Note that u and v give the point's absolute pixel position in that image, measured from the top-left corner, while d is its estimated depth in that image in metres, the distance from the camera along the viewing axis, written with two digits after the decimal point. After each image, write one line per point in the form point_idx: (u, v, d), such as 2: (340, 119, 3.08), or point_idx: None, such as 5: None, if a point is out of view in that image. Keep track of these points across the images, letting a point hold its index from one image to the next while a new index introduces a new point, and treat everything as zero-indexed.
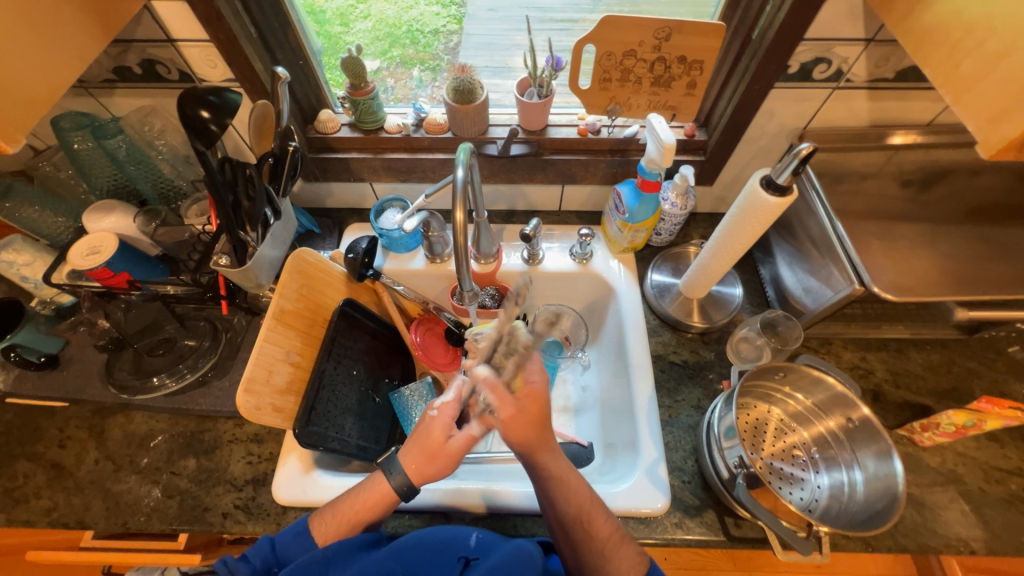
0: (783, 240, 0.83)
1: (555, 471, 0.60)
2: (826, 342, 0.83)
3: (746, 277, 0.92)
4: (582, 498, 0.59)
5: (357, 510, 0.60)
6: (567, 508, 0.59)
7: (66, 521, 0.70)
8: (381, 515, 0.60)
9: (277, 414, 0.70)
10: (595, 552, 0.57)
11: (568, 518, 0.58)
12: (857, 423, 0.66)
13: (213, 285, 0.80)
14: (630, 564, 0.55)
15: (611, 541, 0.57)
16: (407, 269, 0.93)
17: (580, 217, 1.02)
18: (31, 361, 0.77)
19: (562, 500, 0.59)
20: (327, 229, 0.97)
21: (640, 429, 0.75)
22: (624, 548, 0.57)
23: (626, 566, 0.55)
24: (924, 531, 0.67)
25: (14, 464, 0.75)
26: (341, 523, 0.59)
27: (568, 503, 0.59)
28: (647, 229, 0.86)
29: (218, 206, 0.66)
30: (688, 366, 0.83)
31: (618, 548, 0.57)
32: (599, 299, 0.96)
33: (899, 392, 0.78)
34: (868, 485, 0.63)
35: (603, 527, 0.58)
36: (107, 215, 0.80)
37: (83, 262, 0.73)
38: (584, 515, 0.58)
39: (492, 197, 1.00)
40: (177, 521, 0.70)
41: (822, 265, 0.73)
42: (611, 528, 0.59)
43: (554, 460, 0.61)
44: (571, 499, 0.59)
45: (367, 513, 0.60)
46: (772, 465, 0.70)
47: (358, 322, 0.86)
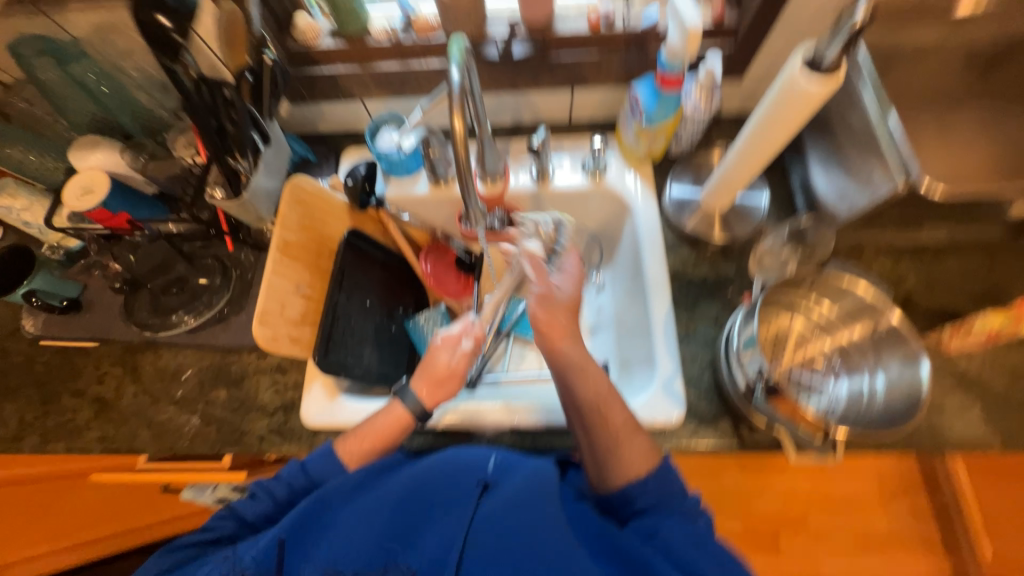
0: (818, 139, 0.75)
1: (575, 358, 0.62)
2: (857, 251, 0.79)
3: (774, 184, 0.85)
4: (600, 388, 0.60)
5: (378, 433, 0.61)
6: (585, 395, 0.60)
7: (118, 447, 0.76)
8: (401, 437, 0.62)
9: (295, 344, 0.71)
10: (609, 436, 0.58)
11: (585, 403, 0.60)
12: (884, 331, 0.66)
13: (215, 221, 0.80)
14: (640, 455, 0.57)
15: (624, 429, 0.58)
16: (411, 195, 0.88)
17: (593, 128, 0.94)
18: (54, 306, 0.79)
19: (580, 387, 0.60)
20: (323, 156, 0.92)
21: (656, 345, 0.74)
22: (636, 437, 0.58)
23: (637, 455, 0.57)
24: (939, 432, 0.68)
25: (60, 400, 0.79)
26: (366, 447, 0.61)
27: (586, 390, 0.60)
28: (666, 135, 0.79)
29: (203, 132, 0.65)
30: (707, 281, 0.80)
31: (631, 437, 0.58)
32: (614, 216, 0.91)
33: (930, 299, 0.75)
34: (889, 391, 0.62)
35: (618, 416, 0.59)
36: (94, 151, 0.76)
37: (78, 204, 0.71)
38: (600, 404, 0.59)
39: (495, 110, 0.91)
40: (218, 444, 0.75)
41: (862, 163, 0.66)
42: (627, 417, 0.59)
43: (576, 349, 0.62)
44: (589, 388, 0.60)
45: (388, 435, 0.62)
46: (791, 374, 0.70)
47: (365, 253, 0.84)
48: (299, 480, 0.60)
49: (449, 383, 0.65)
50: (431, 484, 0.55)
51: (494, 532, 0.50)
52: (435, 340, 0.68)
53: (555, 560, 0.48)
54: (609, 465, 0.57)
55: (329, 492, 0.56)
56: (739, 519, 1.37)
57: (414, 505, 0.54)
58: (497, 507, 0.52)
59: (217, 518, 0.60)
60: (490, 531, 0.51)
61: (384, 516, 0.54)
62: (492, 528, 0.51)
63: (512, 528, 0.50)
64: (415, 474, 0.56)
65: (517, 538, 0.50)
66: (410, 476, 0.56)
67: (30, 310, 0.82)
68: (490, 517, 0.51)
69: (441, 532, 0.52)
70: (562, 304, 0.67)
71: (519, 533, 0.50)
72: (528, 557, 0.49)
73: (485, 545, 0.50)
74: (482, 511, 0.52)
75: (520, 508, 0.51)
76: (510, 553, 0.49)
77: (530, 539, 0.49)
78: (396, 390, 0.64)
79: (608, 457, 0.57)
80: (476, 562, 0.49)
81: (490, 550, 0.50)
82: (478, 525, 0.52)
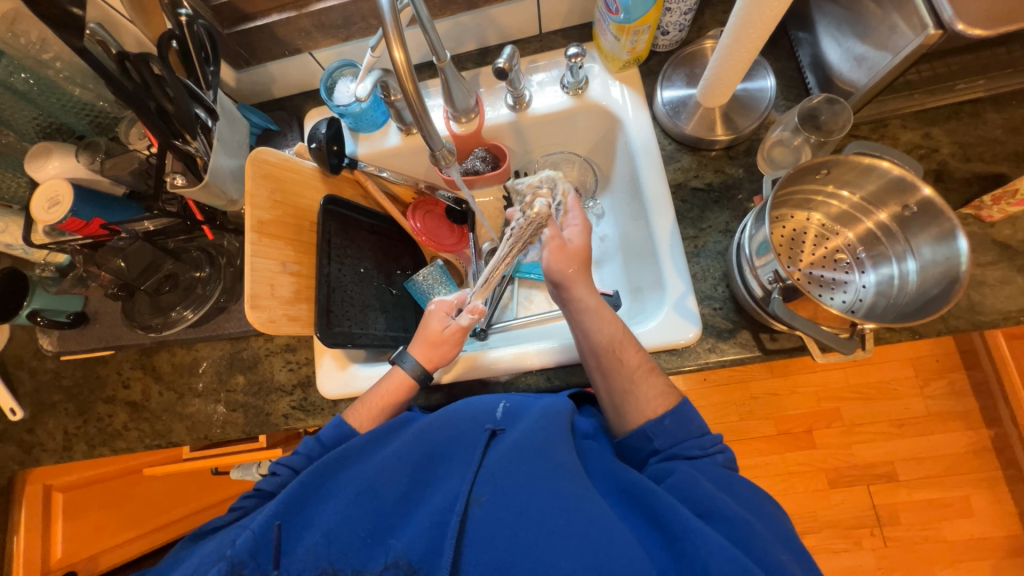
0: (828, 0, 0.64)
1: (590, 303, 0.62)
2: (880, 125, 0.70)
3: (780, 66, 0.75)
4: (614, 329, 0.60)
5: (386, 397, 0.64)
6: (600, 337, 0.60)
7: (159, 442, 0.80)
8: (407, 398, 0.64)
9: (294, 322, 0.70)
10: (624, 379, 0.58)
11: (602, 346, 0.60)
12: (915, 210, 0.57)
13: (187, 211, 0.75)
14: (657, 393, 0.57)
15: (640, 369, 0.58)
16: (384, 149, 0.83)
17: (567, 37, 0.83)
18: (62, 322, 0.79)
19: (595, 330, 0.60)
20: (285, 123, 0.86)
21: (663, 264, 0.70)
22: (651, 377, 0.58)
23: (652, 394, 0.56)
24: (980, 309, 0.63)
25: (95, 408, 0.82)
26: (376, 411, 0.63)
27: (602, 332, 0.60)
28: (649, 28, 0.68)
29: (143, 118, 0.59)
30: (713, 189, 0.73)
31: (646, 377, 0.58)
32: (604, 134, 0.83)
33: (968, 166, 0.67)
34: (922, 273, 0.57)
35: (633, 357, 0.59)
36: (48, 160, 0.72)
37: (47, 217, 0.68)
38: (615, 345, 0.60)
39: (457, 36, 0.82)
40: (249, 426, 0.78)
41: (880, 20, 0.56)
42: (641, 359, 0.59)
43: (588, 295, 0.62)
44: (605, 329, 0.60)
45: (395, 398, 0.64)
46: (812, 274, 0.65)
47: (349, 219, 0.81)
48: (316, 450, 0.60)
49: (440, 351, 0.67)
50: (436, 440, 0.55)
51: (502, 478, 0.50)
52: (431, 308, 0.71)
53: (565, 498, 0.47)
54: (627, 407, 0.57)
55: (331, 459, 0.54)
56: (772, 423, 1.38)
57: (419, 464, 0.53)
58: (504, 454, 0.52)
59: (241, 499, 0.59)
60: (498, 479, 0.50)
61: (389, 477, 0.52)
62: (498, 477, 0.50)
63: (519, 476, 0.50)
64: (418, 431, 0.55)
65: (524, 484, 0.49)
66: (413, 434, 0.55)
67: (41, 330, 0.82)
68: (498, 464, 0.51)
69: (448, 489, 0.51)
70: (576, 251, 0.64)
71: (526, 479, 0.49)
72: (537, 500, 0.48)
73: (493, 496, 0.49)
74: (489, 460, 0.52)
75: (526, 454, 0.51)
76: (519, 497, 0.48)
77: (538, 482, 0.49)
78: (395, 358, 0.67)
79: (625, 401, 0.58)
80: (484, 514, 0.48)
81: (498, 499, 0.49)
82: (485, 477, 0.51)
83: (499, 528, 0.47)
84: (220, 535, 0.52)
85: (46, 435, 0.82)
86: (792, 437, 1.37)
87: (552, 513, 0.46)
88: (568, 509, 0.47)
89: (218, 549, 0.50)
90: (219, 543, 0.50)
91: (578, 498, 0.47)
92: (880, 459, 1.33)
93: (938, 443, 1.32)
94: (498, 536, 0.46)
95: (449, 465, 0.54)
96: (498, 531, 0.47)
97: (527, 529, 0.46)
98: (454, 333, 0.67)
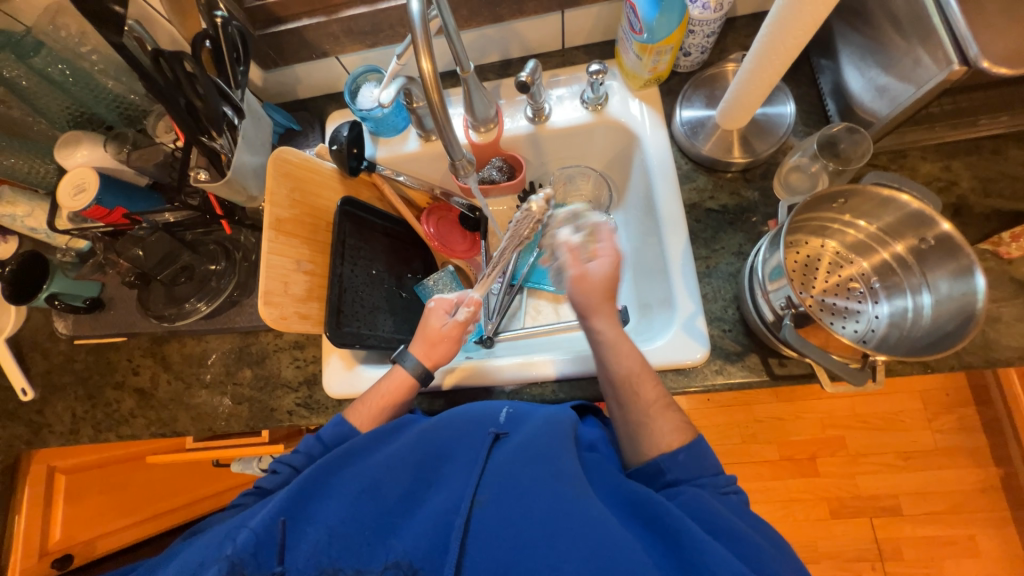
0: (852, 30, 0.64)
1: (609, 335, 0.61)
2: (900, 156, 0.70)
3: (800, 92, 0.75)
4: (631, 362, 0.60)
5: (386, 396, 0.64)
6: (617, 370, 0.60)
7: (163, 431, 0.81)
8: (407, 399, 0.65)
9: (304, 320, 0.71)
10: (640, 412, 0.58)
11: (618, 377, 0.60)
12: (933, 243, 0.57)
13: (207, 206, 0.75)
14: (673, 427, 0.56)
15: (656, 404, 0.57)
16: (402, 154, 0.84)
17: (589, 53, 0.84)
18: (78, 306, 0.81)
19: (613, 361, 0.60)
20: (307, 123, 0.87)
21: (674, 283, 0.70)
22: (667, 412, 0.57)
23: (669, 428, 0.56)
24: (995, 347, 0.62)
25: (104, 393, 0.83)
26: (377, 409, 0.63)
27: (619, 364, 0.60)
28: (672, 49, 0.69)
29: (173, 113, 0.60)
30: (728, 211, 0.73)
31: (663, 412, 0.57)
32: (621, 149, 0.84)
33: (987, 202, 0.66)
34: (937, 308, 0.56)
35: (650, 391, 0.58)
36: (78, 148, 0.74)
37: (73, 204, 0.70)
38: (632, 378, 0.59)
39: (480, 47, 0.83)
40: (252, 420, 0.78)
41: (904, 53, 0.56)
42: (658, 393, 0.58)
43: (608, 327, 0.61)
44: (622, 360, 0.60)
45: (396, 397, 0.64)
46: (824, 301, 0.65)
47: (364, 220, 0.82)
48: (317, 449, 0.60)
49: (441, 349, 0.67)
50: (440, 441, 0.55)
51: (506, 481, 0.50)
52: (431, 305, 0.70)
53: (569, 503, 0.47)
54: (641, 437, 0.57)
55: (336, 456, 0.55)
56: (775, 448, 1.36)
57: (423, 464, 0.54)
58: (508, 457, 0.52)
59: (243, 495, 0.60)
60: (502, 482, 0.50)
61: (393, 476, 0.52)
62: (502, 481, 0.50)
63: (523, 479, 0.50)
64: (423, 431, 0.56)
65: (528, 487, 0.49)
66: (418, 434, 0.56)
67: (57, 314, 0.84)
68: (503, 468, 0.51)
69: (451, 490, 0.51)
70: (598, 284, 0.61)
71: (530, 483, 0.49)
72: (541, 503, 0.47)
73: (496, 499, 0.49)
74: (494, 462, 0.52)
75: (530, 459, 0.51)
76: (523, 501, 0.48)
77: (542, 487, 0.49)
78: (396, 356, 0.67)
79: (640, 431, 0.57)
80: (488, 516, 0.48)
81: (502, 501, 0.48)
82: (489, 479, 0.51)
83: (503, 531, 0.46)
84: (222, 528, 0.52)
85: (54, 417, 0.84)
86: (795, 463, 1.35)
87: (556, 518, 0.46)
88: (572, 514, 0.46)
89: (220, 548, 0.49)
90: (221, 537, 0.50)
91: (582, 504, 0.47)
92: (884, 492, 1.30)
93: (945, 480, 1.29)
94: (504, 537, 0.46)
95: (452, 466, 0.54)
96: (501, 534, 0.46)
97: (530, 532, 0.46)
98: (455, 330, 0.68)
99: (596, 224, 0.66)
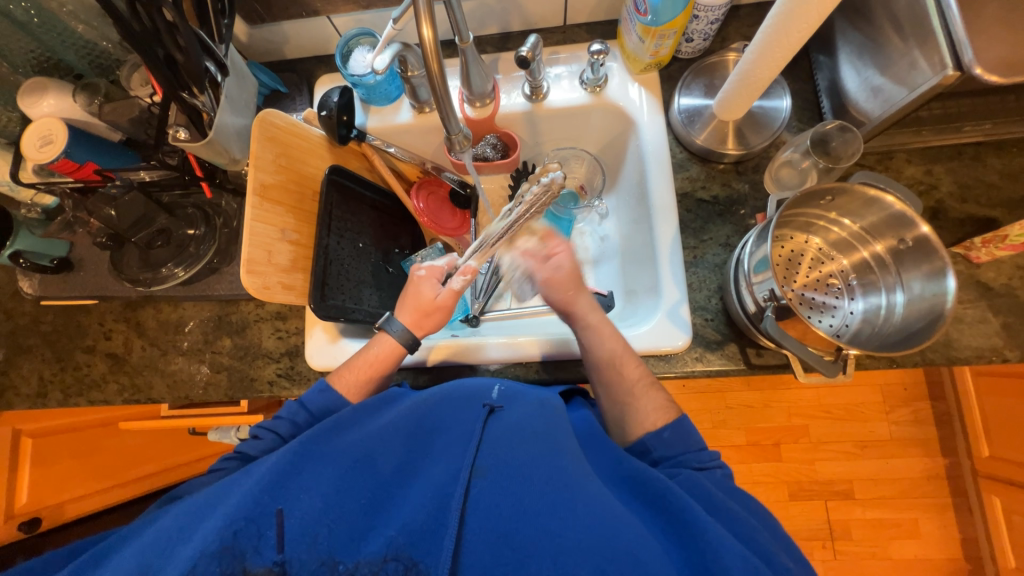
0: (852, 28, 0.64)
1: (593, 320, 0.65)
2: (886, 158, 0.71)
3: (797, 87, 0.76)
4: (615, 345, 0.63)
5: (375, 363, 0.64)
6: (601, 352, 0.63)
7: (137, 397, 0.79)
8: (393, 365, 0.65)
9: (289, 291, 0.69)
10: (624, 393, 0.60)
11: (603, 361, 0.62)
12: (910, 244, 0.59)
13: (187, 165, 0.72)
14: (657, 406, 0.58)
15: (641, 383, 0.60)
16: (394, 125, 0.82)
17: (591, 32, 0.83)
18: (45, 266, 0.76)
19: (596, 346, 0.63)
20: (295, 86, 0.84)
21: (661, 271, 0.71)
22: (651, 392, 0.60)
23: (653, 407, 0.58)
24: (956, 346, 0.65)
25: (74, 356, 0.80)
26: (363, 378, 0.64)
27: (602, 348, 0.63)
28: (675, 34, 0.68)
29: (151, 65, 0.57)
30: (718, 202, 0.74)
31: (647, 392, 0.60)
32: (617, 134, 0.83)
33: (963, 208, 0.69)
34: (909, 306, 0.59)
35: (633, 372, 0.61)
36: (43, 97, 0.69)
37: (40, 156, 0.66)
38: (615, 360, 0.62)
39: (480, 17, 0.80)
40: (232, 390, 0.77)
41: (902, 54, 0.57)
42: (642, 373, 0.61)
43: (590, 314, 0.66)
44: (605, 345, 0.63)
45: (384, 365, 0.65)
46: (804, 296, 0.67)
47: (352, 192, 0.80)
48: (301, 415, 0.60)
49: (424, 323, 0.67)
50: (432, 414, 0.56)
51: (503, 454, 0.51)
52: (425, 271, 0.69)
53: (567, 476, 0.48)
54: (627, 419, 0.59)
55: (325, 426, 0.54)
56: (743, 433, 1.42)
57: (416, 436, 0.54)
58: (504, 430, 0.53)
59: (223, 460, 0.60)
60: (500, 454, 0.51)
61: (388, 446, 0.53)
62: (500, 452, 0.51)
63: (522, 453, 0.51)
64: (415, 405, 0.57)
65: (526, 460, 0.50)
66: (409, 407, 0.56)
67: (22, 272, 0.80)
68: (496, 440, 0.52)
69: (448, 461, 0.52)
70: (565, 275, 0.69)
71: (527, 456, 0.51)
72: (540, 475, 0.49)
73: (494, 471, 0.50)
74: (490, 434, 0.53)
75: (526, 433, 0.53)
76: (521, 474, 0.49)
77: (540, 460, 0.50)
78: (381, 323, 0.66)
79: (626, 411, 0.60)
80: (486, 486, 0.49)
81: (500, 472, 0.49)
82: (487, 452, 0.51)
83: (502, 504, 0.47)
84: (202, 506, 0.49)
85: (21, 379, 0.80)
86: (760, 448, 1.41)
87: (555, 491, 0.48)
88: (571, 487, 0.48)
89: (201, 530, 0.46)
90: (202, 509, 0.49)
91: (580, 478, 0.49)
92: (840, 477, 1.38)
93: (896, 467, 1.37)
94: (503, 507, 0.47)
95: (446, 439, 0.55)
96: (501, 504, 0.47)
97: (531, 504, 0.47)
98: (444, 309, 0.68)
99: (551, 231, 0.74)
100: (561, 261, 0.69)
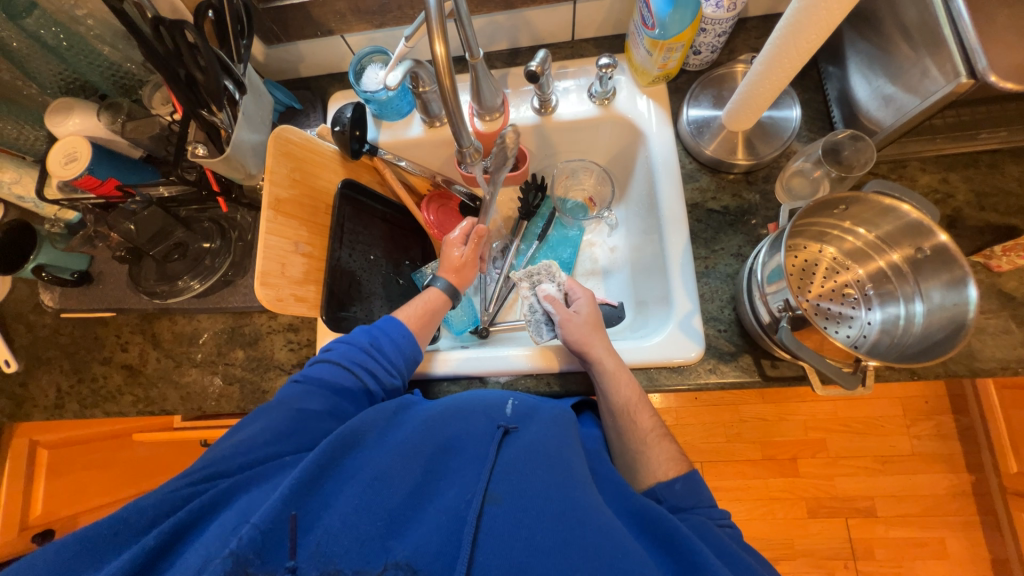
0: (861, 38, 0.65)
1: (609, 365, 0.63)
2: (899, 166, 0.71)
3: (806, 96, 0.76)
4: (630, 392, 0.61)
5: (428, 304, 0.72)
6: (617, 399, 0.61)
7: (151, 409, 0.79)
8: (442, 308, 0.73)
9: (301, 303, 0.70)
10: (637, 440, 0.59)
11: (617, 407, 0.61)
12: (928, 253, 0.58)
13: (203, 181, 0.74)
14: (669, 457, 0.57)
15: (653, 433, 0.59)
16: (404, 139, 0.83)
17: (599, 46, 0.84)
18: (66, 279, 0.78)
19: (611, 391, 0.62)
20: (309, 102, 0.86)
21: (673, 281, 0.71)
22: (664, 442, 0.59)
23: (664, 457, 0.57)
24: (980, 357, 0.63)
25: (91, 368, 0.82)
26: (420, 313, 0.71)
27: (618, 395, 0.61)
28: (683, 47, 0.68)
29: (172, 84, 0.58)
30: (728, 212, 0.74)
31: (659, 442, 0.58)
32: (626, 145, 0.84)
33: (982, 216, 0.68)
34: (928, 317, 0.58)
35: (647, 420, 0.60)
36: (69, 116, 0.72)
37: (64, 172, 0.68)
38: (631, 408, 0.60)
39: (490, 34, 0.82)
40: (244, 401, 0.78)
41: (913, 63, 0.57)
42: (655, 423, 0.60)
43: (608, 357, 0.64)
44: (621, 391, 0.61)
45: (435, 305, 0.73)
46: (819, 306, 0.66)
47: (365, 205, 0.81)
48: (381, 338, 0.64)
49: (464, 271, 0.77)
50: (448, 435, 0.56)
51: (518, 481, 0.50)
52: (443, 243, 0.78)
53: (581, 508, 0.47)
54: (638, 464, 0.58)
55: (349, 433, 0.52)
56: (758, 447, 1.39)
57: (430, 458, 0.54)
58: (518, 453, 0.53)
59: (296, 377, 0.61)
60: (513, 481, 0.50)
61: (403, 468, 0.51)
62: (512, 478, 0.50)
63: (536, 481, 0.50)
64: (434, 419, 0.57)
65: (539, 488, 0.49)
66: (428, 423, 0.56)
67: (44, 285, 0.82)
68: (509, 464, 0.52)
69: (461, 485, 0.51)
70: (585, 320, 0.68)
71: (541, 481, 0.50)
72: (554, 506, 0.48)
73: (507, 498, 0.49)
74: (504, 456, 0.53)
75: (539, 456, 0.53)
76: (536, 503, 0.48)
77: (554, 489, 0.49)
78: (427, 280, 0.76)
79: (637, 459, 0.58)
80: (499, 513, 0.47)
81: (514, 501, 0.48)
82: (501, 477, 0.51)
83: (515, 534, 0.46)
84: (258, 496, 0.48)
85: (39, 391, 0.82)
86: (776, 463, 1.38)
87: (567, 524, 0.46)
88: (584, 521, 0.46)
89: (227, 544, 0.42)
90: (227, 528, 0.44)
91: (592, 509, 0.48)
92: (861, 493, 1.34)
93: (919, 484, 1.33)
94: (516, 537, 0.46)
95: (459, 461, 0.54)
96: (513, 535, 0.46)
97: (543, 538, 0.45)
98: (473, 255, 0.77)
99: (570, 280, 0.76)
100: (581, 305, 0.71)
